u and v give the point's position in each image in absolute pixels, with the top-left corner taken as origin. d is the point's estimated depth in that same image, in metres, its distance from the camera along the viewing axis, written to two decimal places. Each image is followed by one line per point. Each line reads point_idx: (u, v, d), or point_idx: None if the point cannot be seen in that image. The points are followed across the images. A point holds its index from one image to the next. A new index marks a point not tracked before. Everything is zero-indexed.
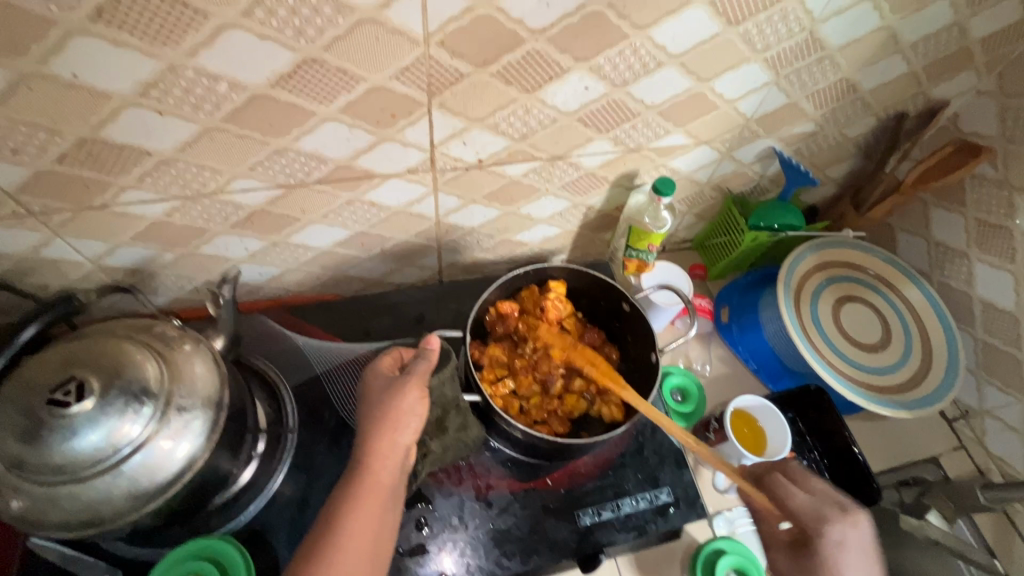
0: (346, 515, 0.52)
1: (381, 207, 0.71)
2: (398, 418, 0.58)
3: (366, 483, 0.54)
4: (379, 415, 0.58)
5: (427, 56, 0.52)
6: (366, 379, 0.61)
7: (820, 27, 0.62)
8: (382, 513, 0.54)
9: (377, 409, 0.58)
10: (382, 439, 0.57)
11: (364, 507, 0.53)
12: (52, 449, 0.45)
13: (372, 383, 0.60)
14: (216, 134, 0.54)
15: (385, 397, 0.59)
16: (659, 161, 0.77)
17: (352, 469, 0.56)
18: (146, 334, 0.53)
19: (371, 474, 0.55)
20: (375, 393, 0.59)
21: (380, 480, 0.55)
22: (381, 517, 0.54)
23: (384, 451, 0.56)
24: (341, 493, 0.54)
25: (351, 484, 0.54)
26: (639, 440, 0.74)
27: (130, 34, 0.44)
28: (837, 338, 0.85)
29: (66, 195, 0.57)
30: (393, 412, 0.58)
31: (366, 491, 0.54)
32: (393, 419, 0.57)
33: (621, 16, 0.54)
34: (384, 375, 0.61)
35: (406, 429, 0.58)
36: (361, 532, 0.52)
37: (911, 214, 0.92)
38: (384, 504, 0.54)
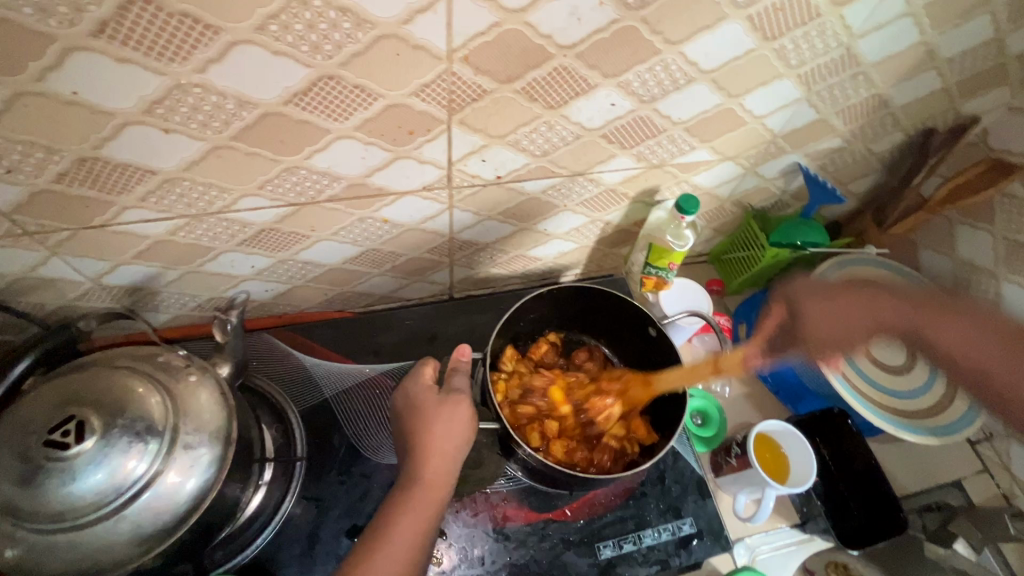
0: (397, 531, 0.50)
1: (393, 223, 0.68)
2: (453, 431, 0.56)
3: (421, 496, 0.53)
4: (427, 435, 0.56)
5: (450, 72, 0.49)
6: (412, 394, 0.60)
7: (857, 43, 0.59)
8: (432, 526, 0.52)
9: (433, 420, 0.56)
10: (439, 452, 0.55)
11: (415, 520, 0.51)
12: (51, 493, 0.42)
13: (419, 398, 0.59)
14: (224, 152, 0.51)
15: (439, 413, 0.57)
16: (681, 177, 0.74)
17: (404, 483, 0.54)
18: (150, 365, 0.50)
19: (427, 487, 0.53)
20: (423, 406, 0.58)
21: (436, 493, 0.53)
22: (430, 534, 0.52)
23: (440, 465, 0.54)
24: (391, 507, 0.52)
25: (404, 497, 0.52)
26: (660, 468, 0.71)
27: (136, 50, 0.41)
28: (862, 360, 0.83)
29: (64, 215, 0.54)
30: (448, 425, 0.56)
31: (419, 505, 0.52)
32: (447, 430, 0.56)
33: (654, 31, 0.51)
34: (426, 393, 0.59)
35: (461, 441, 0.56)
36: (413, 548, 0.50)
37: (935, 231, 0.90)
38: (436, 518, 0.53)
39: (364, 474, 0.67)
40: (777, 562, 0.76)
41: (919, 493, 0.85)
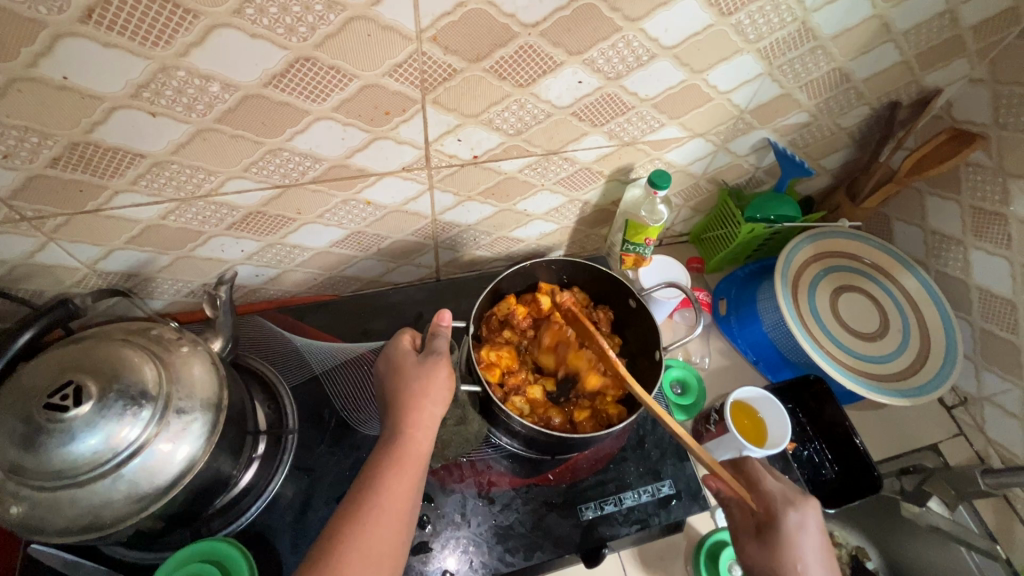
0: (383, 484, 0.53)
1: (376, 205, 0.71)
2: (431, 389, 0.59)
3: (403, 450, 0.55)
4: (407, 394, 0.59)
5: (420, 52, 0.52)
6: (394, 359, 0.63)
7: (812, 17, 0.62)
8: (416, 478, 0.55)
9: (413, 380, 0.60)
10: (418, 410, 0.58)
11: (401, 471, 0.54)
12: (50, 453, 0.45)
13: (401, 360, 0.62)
14: (209, 135, 0.54)
15: (417, 374, 0.60)
16: (654, 155, 0.77)
17: (387, 441, 0.56)
18: (143, 337, 0.53)
19: (409, 442, 0.56)
20: (404, 369, 0.61)
21: (419, 446, 0.56)
22: (415, 486, 0.54)
23: (421, 421, 0.57)
24: (375, 462, 0.55)
25: (388, 453, 0.55)
26: (640, 434, 0.74)
27: (121, 35, 0.43)
28: (835, 327, 0.86)
29: (60, 199, 0.56)
30: (426, 383, 0.59)
31: (402, 459, 0.55)
32: (425, 388, 0.59)
33: (613, 8, 0.54)
34: (407, 355, 0.62)
35: (439, 397, 0.59)
36: (398, 497, 0.53)
37: (906, 203, 0.93)
38: (420, 471, 0.55)
39: (355, 446, 0.70)
40: None
41: (897, 457, 0.88)
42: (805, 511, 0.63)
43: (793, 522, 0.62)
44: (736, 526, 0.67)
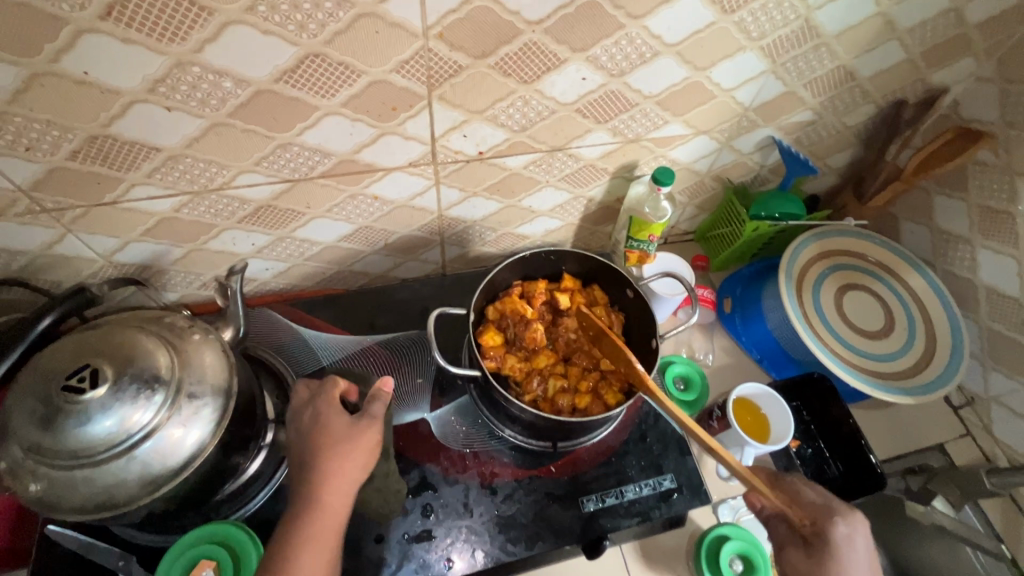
0: (294, 568, 0.52)
1: (383, 200, 0.72)
2: (349, 462, 0.56)
3: (315, 529, 0.54)
4: (320, 463, 0.55)
5: (427, 49, 0.53)
6: (320, 414, 0.58)
7: (815, 14, 0.63)
8: (332, 553, 0.54)
9: (336, 446, 0.56)
10: (327, 487, 0.55)
11: (310, 555, 0.53)
12: (68, 433, 0.46)
13: (328, 420, 0.57)
14: (222, 129, 0.56)
15: (336, 443, 0.56)
16: (658, 152, 0.78)
17: (295, 515, 0.54)
18: (158, 325, 0.55)
19: (320, 518, 0.54)
20: (320, 434, 0.57)
21: (329, 530, 0.54)
22: (329, 561, 0.54)
23: (330, 496, 0.55)
24: (286, 542, 0.53)
25: (296, 535, 0.53)
26: (641, 429, 0.74)
27: (139, 32, 0.45)
28: (839, 325, 0.86)
29: (79, 192, 0.58)
30: (340, 451, 0.56)
31: (311, 543, 0.53)
32: (343, 462, 0.56)
33: (616, 6, 0.55)
34: (339, 412, 0.58)
35: (358, 466, 0.56)
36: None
37: (912, 202, 0.92)
38: (333, 545, 0.55)
39: None
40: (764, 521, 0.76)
41: (903, 456, 0.86)
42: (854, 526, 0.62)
43: (843, 533, 0.62)
44: (781, 539, 0.67)
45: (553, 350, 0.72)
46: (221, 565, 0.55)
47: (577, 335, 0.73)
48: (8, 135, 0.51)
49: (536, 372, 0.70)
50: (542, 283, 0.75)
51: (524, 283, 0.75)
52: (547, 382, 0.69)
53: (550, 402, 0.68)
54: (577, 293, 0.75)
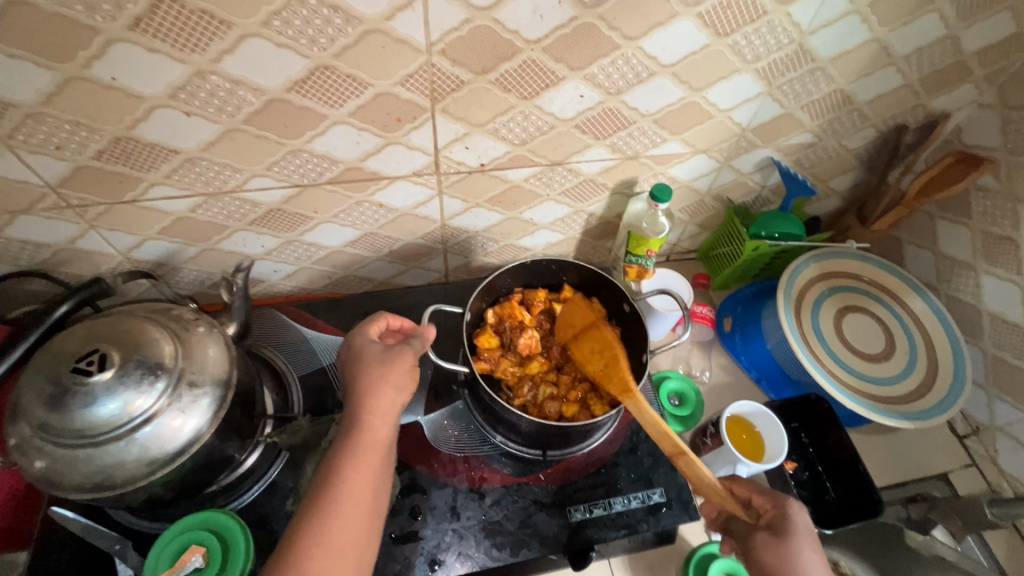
0: (343, 477, 0.52)
1: (388, 208, 0.75)
2: (390, 381, 0.59)
3: (362, 444, 0.55)
4: (366, 379, 0.59)
5: (430, 64, 0.56)
6: (355, 346, 0.64)
7: (809, 39, 0.64)
8: (378, 469, 0.54)
9: (376, 364, 0.60)
10: (377, 396, 0.58)
11: (360, 460, 0.54)
12: (73, 413, 0.49)
13: (362, 347, 0.63)
14: (237, 134, 0.59)
15: (377, 361, 0.61)
16: (657, 169, 0.80)
17: (346, 431, 0.56)
18: (165, 316, 0.57)
19: (367, 432, 0.56)
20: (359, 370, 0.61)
21: (379, 441, 0.56)
22: (377, 476, 0.54)
23: (380, 405, 0.58)
24: (334, 457, 0.54)
25: (348, 444, 0.55)
26: (633, 441, 0.74)
27: (164, 42, 0.49)
28: (838, 347, 0.85)
29: (101, 190, 0.62)
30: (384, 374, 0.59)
31: (362, 450, 0.54)
32: (387, 381, 0.59)
33: (612, 27, 0.57)
34: (373, 340, 0.64)
35: (400, 384, 0.60)
36: (359, 489, 0.52)
37: (916, 226, 0.92)
38: (381, 458, 0.55)
39: None
40: None
41: (904, 485, 0.85)
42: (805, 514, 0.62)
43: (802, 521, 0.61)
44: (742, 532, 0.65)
45: (547, 358, 0.74)
46: (209, 550, 0.57)
47: (572, 346, 0.75)
48: (40, 134, 0.55)
49: (529, 376, 0.71)
50: (542, 292, 0.76)
51: (525, 291, 0.76)
52: (537, 388, 0.70)
53: (539, 407, 0.69)
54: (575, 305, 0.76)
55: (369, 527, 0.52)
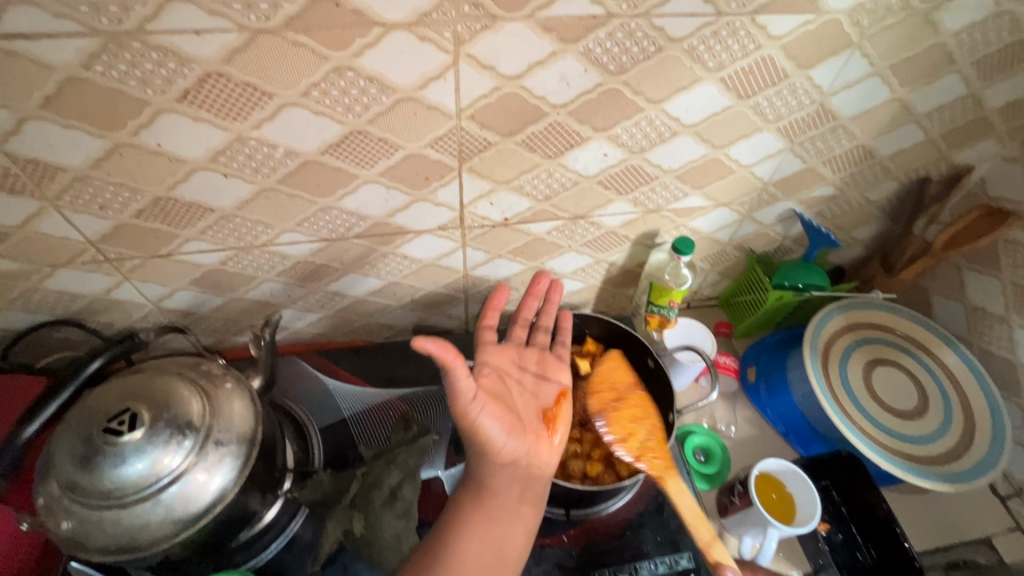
0: (461, 534, 0.57)
1: (412, 259, 0.76)
2: (486, 417, 0.60)
3: (484, 506, 0.59)
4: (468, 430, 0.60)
5: (459, 127, 0.58)
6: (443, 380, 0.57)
7: (830, 99, 0.65)
8: (499, 529, 0.58)
9: (465, 394, 0.57)
10: (490, 449, 0.60)
11: (479, 519, 0.58)
12: (104, 473, 0.49)
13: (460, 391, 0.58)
14: (271, 194, 0.61)
15: (471, 407, 0.59)
16: (679, 222, 0.80)
17: (469, 485, 0.61)
18: (194, 372, 0.58)
19: (484, 487, 0.60)
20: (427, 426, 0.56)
21: (496, 502, 0.59)
22: (497, 534, 0.58)
23: (489, 458, 0.60)
24: (454, 516, 0.59)
25: (466, 502, 0.60)
26: (659, 501, 0.72)
27: (208, 112, 0.51)
28: (868, 402, 0.83)
29: (139, 245, 0.64)
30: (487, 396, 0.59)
31: (475, 513, 0.59)
32: (484, 416, 0.60)
33: (636, 92, 0.59)
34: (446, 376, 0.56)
35: (496, 418, 0.60)
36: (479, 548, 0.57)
37: (943, 277, 0.91)
38: (504, 516, 0.59)
39: None
40: None
41: (946, 549, 0.80)
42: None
43: None
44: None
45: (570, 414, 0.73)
46: None
47: (595, 401, 0.74)
48: (86, 195, 0.57)
49: None
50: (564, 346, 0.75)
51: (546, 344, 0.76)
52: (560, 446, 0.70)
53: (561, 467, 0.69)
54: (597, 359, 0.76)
55: (520, 550, 0.59)
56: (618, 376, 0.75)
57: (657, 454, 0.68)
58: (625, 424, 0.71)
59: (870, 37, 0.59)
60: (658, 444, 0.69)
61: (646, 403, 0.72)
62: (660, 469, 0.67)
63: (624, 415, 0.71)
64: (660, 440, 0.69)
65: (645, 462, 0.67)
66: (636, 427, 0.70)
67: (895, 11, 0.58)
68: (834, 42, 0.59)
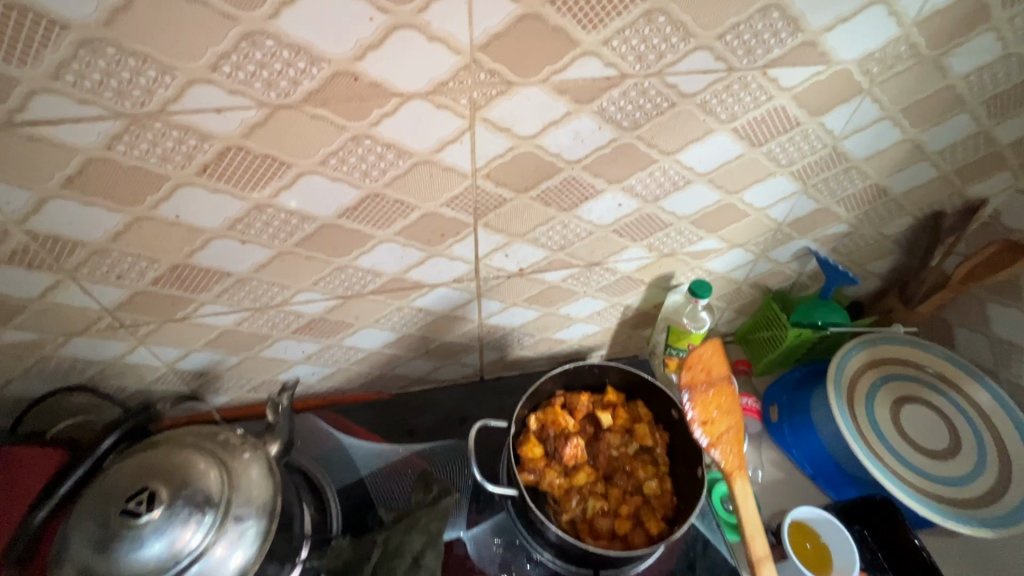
0: None
1: (427, 311, 0.75)
2: None
3: None
4: None
5: (474, 186, 0.58)
6: None
7: (842, 143, 0.66)
8: None
9: None
10: None
11: None
12: (120, 557, 0.48)
13: None
14: (287, 257, 0.61)
15: None
16: (694, 264, 0.79)
17: None
18: (212, 441, 0.57)
19: None
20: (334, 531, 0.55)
21: None
22: None
23: None
24: None
25: None
26: (690, 557, 0.69)
27: (226, 183, 0.51)
28: (899, 443, 0.80)
29: (155, 310, 0.64)
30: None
31: None
32: None
33: (650, 145, 0.59)
34: None
35: None
36: None
37: (964, 308, 0.89)
38: None
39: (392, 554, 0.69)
40: None
41: None
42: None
43: None
44: None
45: (594, 467, 0.70)
46: None
47: (620, 453, 0.71)
48: (104, 266, 0.57)
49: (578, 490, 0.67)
50: (585, 395, 0.73)
51: (567, 393, 0.74)
52: (586, 502, 0.66)
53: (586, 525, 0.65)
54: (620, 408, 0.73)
55: None
56: (714, 362, 0.73)
57: (731, 450, 0.69)
58: (708, 410, 0.71)
59: (880, 83, 0.60)
60: (732, 439, 0.70)
61: (733, 400, 0.72)
62: (730, 465, 0.69)
63: (710, 402, 0.71)
64: (738, 436, 0.70)
65: (718, 452, 0.69)
66: (719, 417, 0.71)
67: (905, 59, 0.58)
68: (844, 90, 0.59)
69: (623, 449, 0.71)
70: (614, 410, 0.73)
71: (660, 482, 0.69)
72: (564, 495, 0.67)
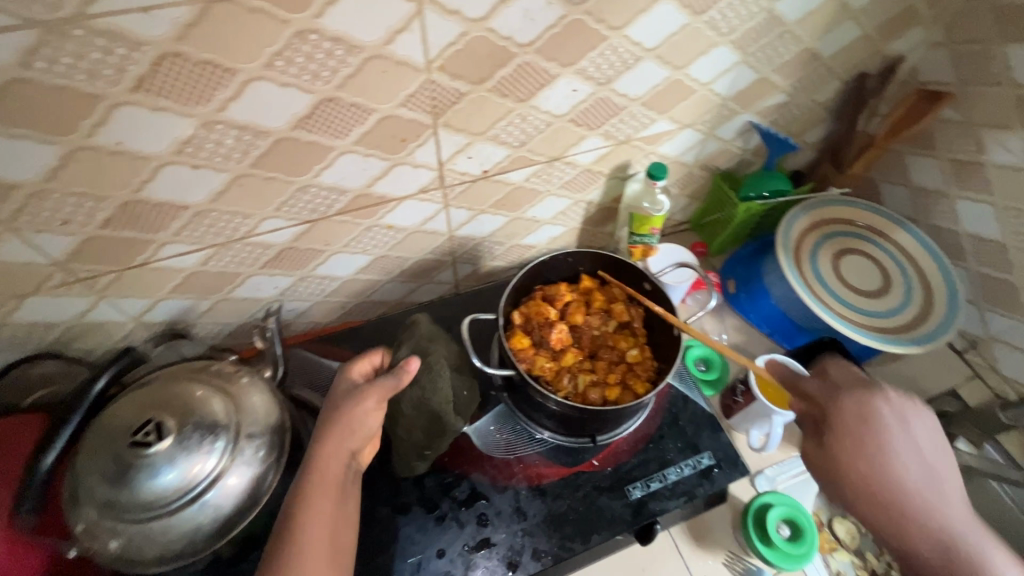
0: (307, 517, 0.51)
1: (397, 228, 0.75)
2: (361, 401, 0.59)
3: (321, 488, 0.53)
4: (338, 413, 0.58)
5: (430, 81, 0.57)
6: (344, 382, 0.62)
7: (776, 6, 0.68)
8: (332, 511, 0.53)
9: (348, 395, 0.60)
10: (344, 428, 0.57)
11: (323, 499, 0.53)
12: (138, 488, 0.48)
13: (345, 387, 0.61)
14: (245, 180, 0.59)
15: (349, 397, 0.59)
16: (649, 149, 0.82)
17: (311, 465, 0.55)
18: (207, 374, 0.57)
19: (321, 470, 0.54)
20: (340, 400, 0.59)
21: (331, 490, 0.54)
22: (333, 512, 0.53)
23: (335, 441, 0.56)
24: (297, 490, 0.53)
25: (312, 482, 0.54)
26: (673, 413, 0.77)
27: (166, 99, 0.48)
28: (841, 289, 0.89)
29: (111, 257, 0.60)
30: (332, 486, 0.54)
31: (316, 491, 0.53)
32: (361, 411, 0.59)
33: (599, 20, 0.59)
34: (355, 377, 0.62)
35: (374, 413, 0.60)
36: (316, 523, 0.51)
37: (888, 165, 0.98)
38: (333, 502, 0.54)
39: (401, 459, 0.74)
40: (801, 488, 0.77)
41: None
42: (904, 407, 0.62)
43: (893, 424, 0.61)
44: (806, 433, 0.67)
45: (580, 348, 0.75)
46: None
47: (601, 331, 0.76)
48: (46, 211, 0.53)
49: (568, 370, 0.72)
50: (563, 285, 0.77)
51: (545, 287, 0.78)
52: (576, 379, 0.72)
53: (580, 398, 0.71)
54: (596, 292, 0.78)
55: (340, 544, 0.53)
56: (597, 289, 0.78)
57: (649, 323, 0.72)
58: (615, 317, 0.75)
59: None
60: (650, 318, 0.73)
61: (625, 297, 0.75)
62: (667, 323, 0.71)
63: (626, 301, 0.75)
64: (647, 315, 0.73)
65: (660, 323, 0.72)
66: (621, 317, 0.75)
67: None
68: None
69: (603, 328, 0.77)
70: (591, 295, 0.77)
71: (640, 350, 0.75)
72: (555, 375, 0.72)
